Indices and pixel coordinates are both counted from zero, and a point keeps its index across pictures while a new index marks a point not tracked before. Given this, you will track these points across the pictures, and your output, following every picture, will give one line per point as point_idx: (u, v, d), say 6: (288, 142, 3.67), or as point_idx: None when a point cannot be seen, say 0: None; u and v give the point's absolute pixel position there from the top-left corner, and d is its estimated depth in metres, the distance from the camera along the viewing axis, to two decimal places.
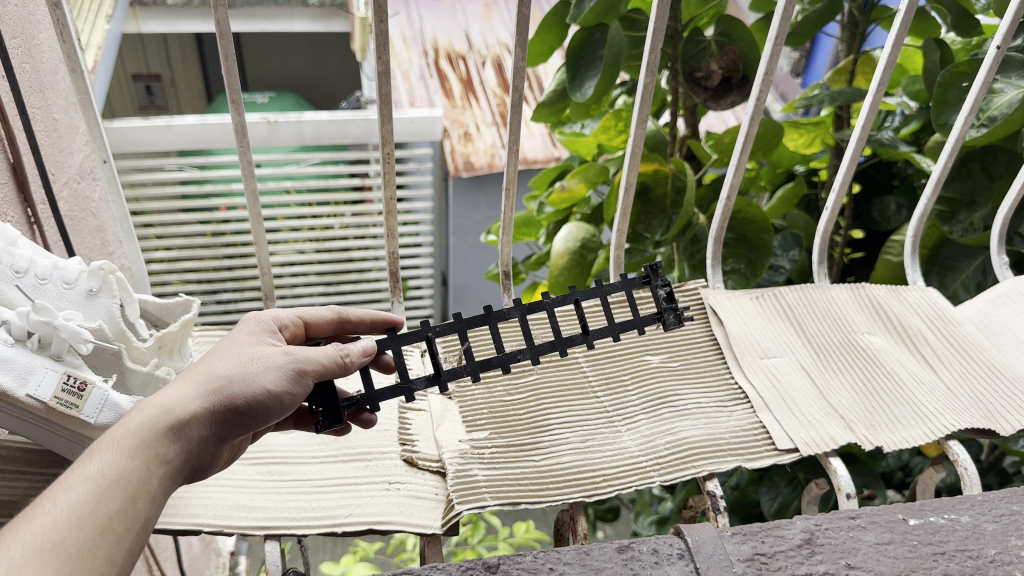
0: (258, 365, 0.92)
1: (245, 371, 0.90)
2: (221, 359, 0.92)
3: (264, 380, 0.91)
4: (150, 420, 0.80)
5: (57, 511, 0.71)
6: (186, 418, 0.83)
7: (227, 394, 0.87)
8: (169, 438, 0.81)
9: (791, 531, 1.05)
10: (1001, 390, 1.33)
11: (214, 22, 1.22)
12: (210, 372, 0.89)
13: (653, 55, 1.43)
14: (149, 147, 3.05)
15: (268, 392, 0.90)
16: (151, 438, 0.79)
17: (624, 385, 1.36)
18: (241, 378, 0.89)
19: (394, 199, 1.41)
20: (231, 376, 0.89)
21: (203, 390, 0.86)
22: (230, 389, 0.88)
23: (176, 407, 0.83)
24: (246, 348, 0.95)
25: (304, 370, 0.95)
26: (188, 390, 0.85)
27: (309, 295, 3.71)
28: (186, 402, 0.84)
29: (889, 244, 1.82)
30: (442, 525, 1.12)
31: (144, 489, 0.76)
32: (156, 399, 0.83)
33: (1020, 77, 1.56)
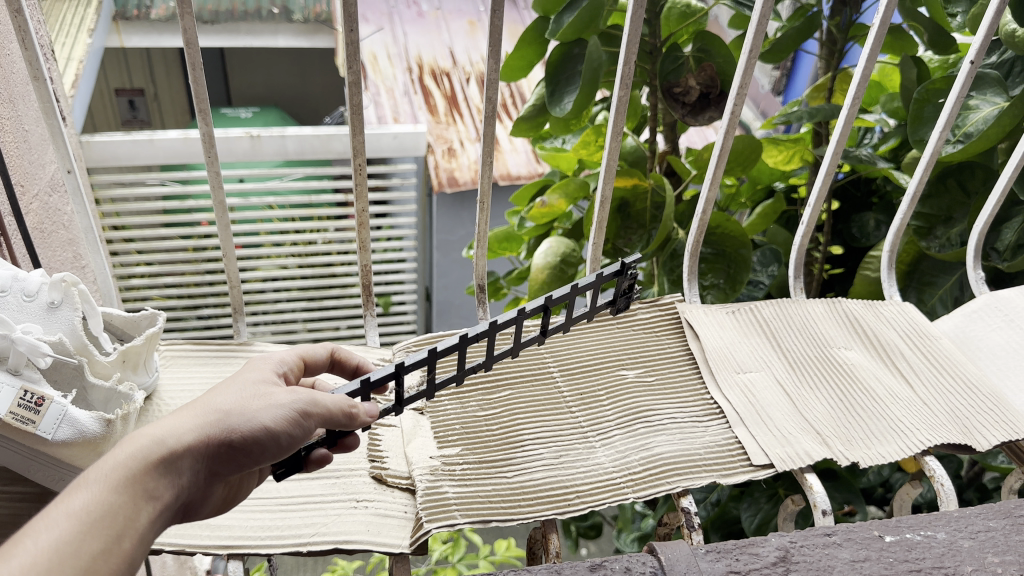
0: (261, 401, 0.83)
1: (247, 405, 0.82)
2: (222, 391, 0.83)
3: (266, 416, 0.82)
4: (139, 453, 0.72)
5: (36, 550, 0.64)
6: (179, 450, 0.74)
7: (225, 428, 0.79)
8: (160, 474, 0.73)
9: (766, 548, 1.04)
10: (977, 406, 1.32)
11: (181, 31, 1.20)
12: (209, 405, 0.80)
13: (628, 69, 1.43)
14: (130, 162, 3.02)
15: (268, 430, 0.81)
16: (139, 472, 0.71)
17: (599, 400, 1.35)
18: (241, 411, 0.81)
19: (367, 211, 1.39)
20: (229, 410, 0.80)
21: (200, 423, 0.78)
22: (229, 422, 0.79)
23: (167, 439, 0.75)
24: (250, 382, 0.86)
25: (307, 412, 0.86)
26: (184, 423, 0.77)
27: (291, 311, 3.68)
28: (180, 433, 0.76)
29: (867, 259, 1.83)
30: (410, 544, 1.10)
31: (128, 529, 0.69)
32: (148, 430, 0.75)
33: (995, 94, 1.55)
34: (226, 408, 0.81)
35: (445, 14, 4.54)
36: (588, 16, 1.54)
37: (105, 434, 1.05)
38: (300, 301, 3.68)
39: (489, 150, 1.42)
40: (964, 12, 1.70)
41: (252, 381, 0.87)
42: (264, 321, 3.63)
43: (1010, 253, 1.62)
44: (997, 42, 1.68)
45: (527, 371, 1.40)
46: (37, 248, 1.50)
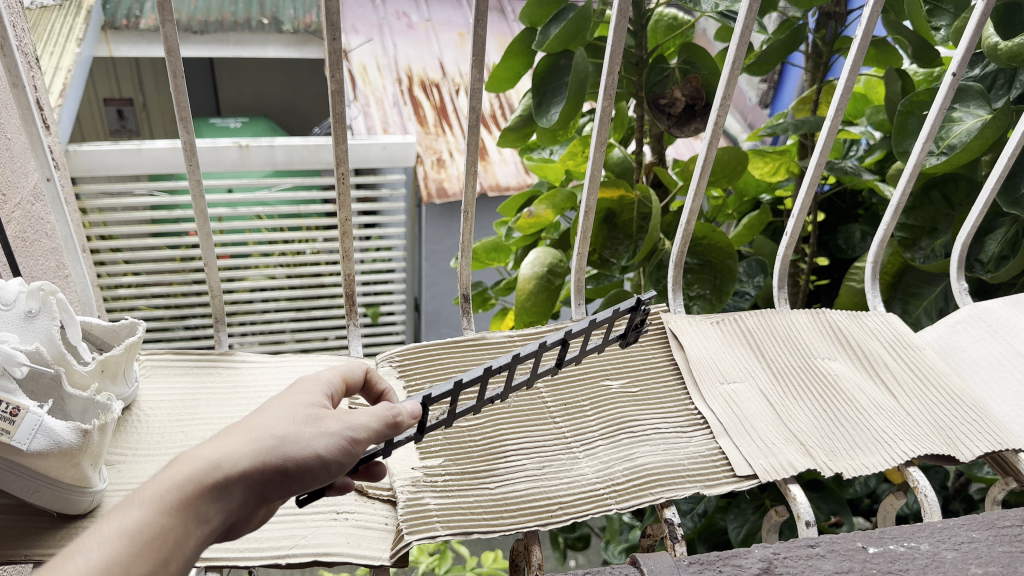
0: (314, 426, 0.80)
1: (301, 430, 0.78)
2: (274, 410, 0.79)
3: (319, 443, 0.78)
4: (195, 474, 0.69)
5: (84, 568, 0.61)
6: (234, 476, 0.71)
7: (279, 455, 0.75)
8: (215, 498, 0.69)
9: (749, 559, 1.04)
10: (960, 417, 1.32)
11: (163, 39, 1.19)
12: (264, 427, 0.76)
13: (611, 81, 1.43)
14: (118, 171, 3.01)
15: (320, 459, 0.78)
16: (195, 495, 0.68)
17: (583, 411, 1.34)
18: (295, 435, 0.77)
19: (350, 220, 1.39)
20: (283, 434, 0.76)
21: (256, 446, 0.74)
22: (283, 449, 0.75)
23: (223, 461, 0.71)
24: (299, 401, 0.82)
25: (356, 439, 0.82)
26: (238, 445, 0.73)
27: (279, 321, 3.66)
28: (235, 457, 0.72)
29: (852, 270, 1.84)
30: (390, 556, 1.09)
31: (175, 554, 0.66)
32: (201, 450, 0.71)
33: (978, 106, 1.56)
34: (279, 430, 0.77)
35: (435, 26, 4.54)
36: (574, 28, 1.54)
37: (81, 444, 1.01)
38: (288, 311, 3.67)
39: (473, 160, 1.42)
40: (947, 24, 1.72)
41: (301, 399, 0.83)
42: (252, 332, 3.62)
43: (992, 265, 1.63)
44: (979, 55, 1.69)
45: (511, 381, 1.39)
46: (18, 257, 1.48)
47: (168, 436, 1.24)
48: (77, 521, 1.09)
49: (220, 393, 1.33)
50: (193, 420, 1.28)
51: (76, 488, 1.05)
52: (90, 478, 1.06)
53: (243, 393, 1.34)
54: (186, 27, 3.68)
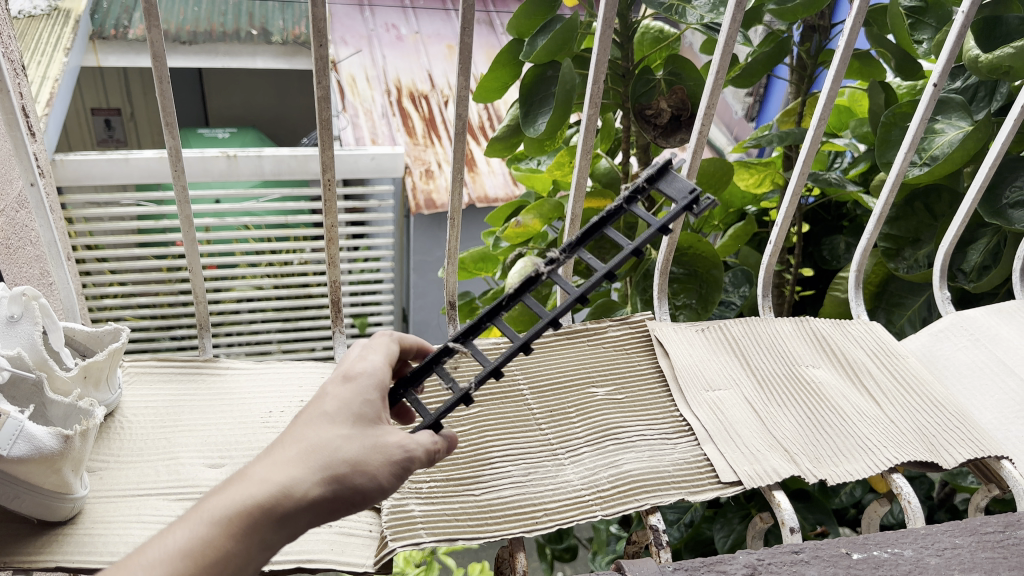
0: (374, 450, 0.77)
1: (361, 453, 0.76)
2: (339, 427, 0.77)
3: (377, 471, 0.76)
4: (267, 501, 0.68)
5: None
6: (300, 506, 0.70)
7: (343, 482, 0.73)
8: (282, 526, 0.69)
9: (733, 566, 1.04)
10: (943, 424, 1.33)
11: (149, 46, 1.19)
12: (334, 451, 0.75)
13: (596, 90, 1.44)
14: (104, 181, 3.00)
15: (378, 488, 0.75)
16: (264, 522, 0.68)
17: (568, 418, 1.34)
18: (355, 461, 0.75)
19: (337, 226, 1.39)
20: (350, 461, 0.74)
21: (322, 470, 0.73)
22: (347, 476, 0.74)
23: (293, 489, 0.70)
24: (358, 414, 0.79)
25: (409, 463, 0.79)
26: (305, 469, 0.72)
27: (266, 331, 3.65)
28: (304, 484, 0.71)
29: (836, 280, 1.85)
30: (375, 563, 1.09)
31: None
32: (267, 475, 0.71)
33: (960, 118, 1.57)
34: (340, 452, 0.75)
35: (424, 37, 4.54)
36: (561, 39, 1.55)
37: (63, 450, 1.01)
38: (275, 321, 3.65)
39: (459, 169, 1.42)
40: (930, 38, 1.73)
41: (363, 415, 0.80)
42: (239, 342, 3.60)
43: (975, 274, 1.64)
44: (961, 68, 1.70)
45: (498, 387, 1.39)
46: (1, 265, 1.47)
47: (151, 443, 1.24)
48: (59, 527, 1.08)
49: (204, 400, 1.33)
50: (177, 426, 1.27)
51: (58, 494, 1.04)
52: (71, 484, 1.05)
53: (227, 400, 1.33)
54: (175, 37, 3.68)
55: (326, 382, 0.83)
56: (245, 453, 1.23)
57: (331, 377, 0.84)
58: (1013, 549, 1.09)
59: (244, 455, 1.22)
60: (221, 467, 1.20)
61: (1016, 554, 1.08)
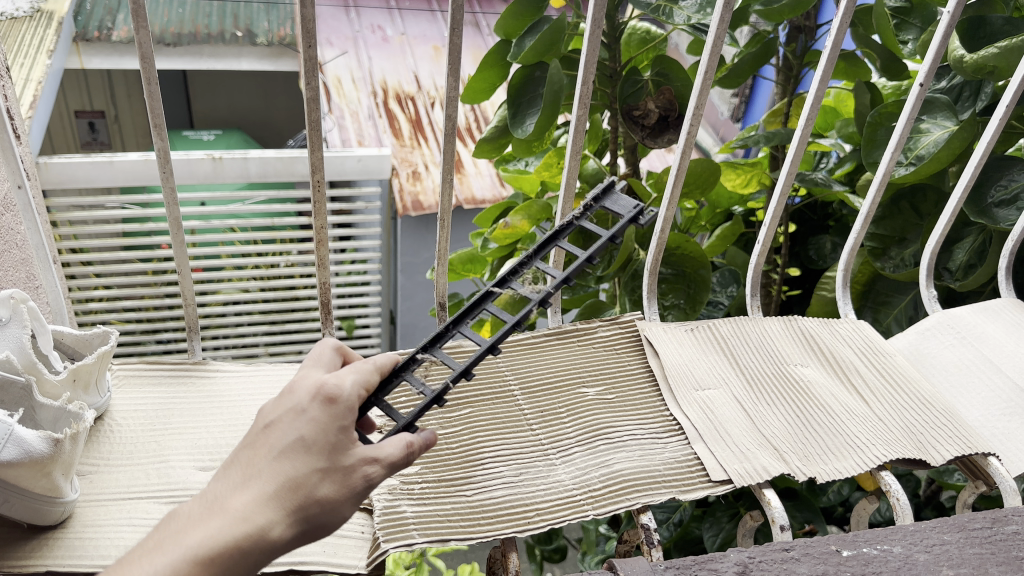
0: (345, 484, 0.79)
1: (333, 492, 0.78)
2: (316, 459, 0.78)
3: (351, 506, 0.79)
4: (241, 545, 0.72)
5: None
6: (272, 549, 0.74)
7: (319, 522, 0.77)
8: (254, 567, 0.74)
9: (725, 564, 1.05)
10: (932, 422, 1.34)
11: (137, 47, 1.19)
12: (309, 489, 0.77)
13: (587, 90, 1.44)
14: (90, 184, 2.97)
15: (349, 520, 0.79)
16: (238, 563, 0.72)
17: (559, 418, 1.34)
18: (330, 500, 0.77)
19: (327, 227, 1.39)
20: (324, 500, 0.77)
21: (295, 510, 0.76)
22: (324, 515, 0.77)
23: (267, 528, 0.74)
24: (331, 445, 0.80)
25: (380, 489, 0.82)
26: (280, 508, 0.75)
27: (253, 334, 3.63)
28: (279, 528, 0.75)
29: (823, 280, 1.86)
30: (367, 565, 1.10)
31: None
32: (241, 513, 0.75)
33: (945, 117, 1.59)
34: (315, 491, 0.77)
35: (410, 39, 4.53)
36: (549, 40, 1.55)
37: (53, 454, 1.00)
38: (261, 324, 3.64)
39: (449, 171, 1.42)
40: (915, 38, 1.74)
41: (341, 441, 0.80)
42: (226, 345, 3.58)
43: (961, 273, 1.65)
44: (946, 68, 1.72)
45: (487, 387, 1.39)
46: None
47: (141, 446, 1.23)
48: (49, 531, 1.07)
49: (195, 403, 1.32)
50: (166, 430, 1.26)
51: (48, 497, 1.03)
52: (61, 488, 1.05)
53: (217, 402, 1.33)
54: (159, 39, 3.66)
55: (301, 399, 0.82)
56: None
57: (307, 391, 0.83)
58: (1001, 544, 1.10)
59: None
60: (212, 470, 1.20)
61: (1004, 549, 1.09)
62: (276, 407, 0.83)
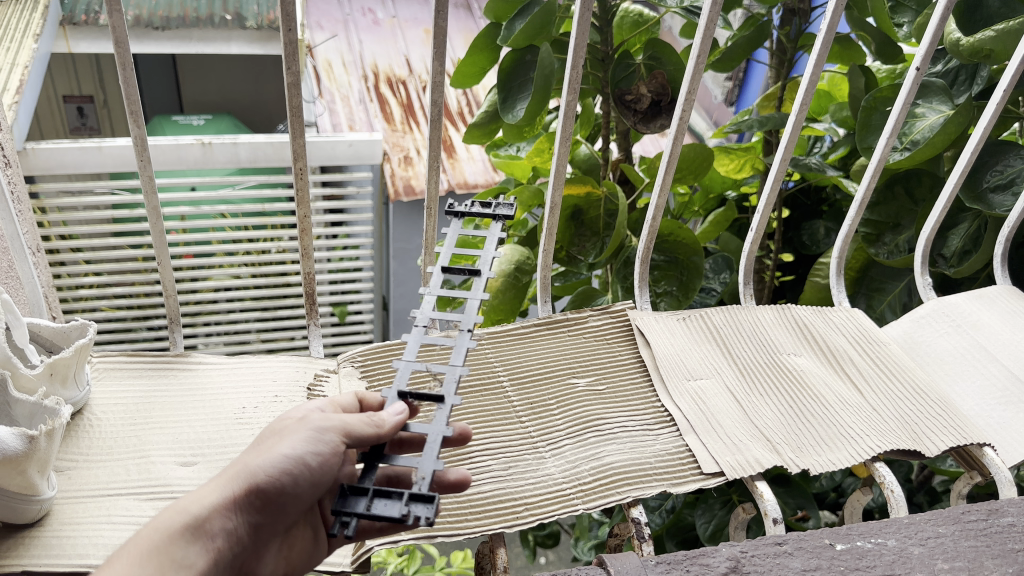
0: (275, 440, 0.85)
1: (265, 448, 0.85)
2: (246, 448, 0.87)
3: (280, 448, 0.84)
4: (172, 518, 0.79)
5: None
6: (204, 513, 0.79)
7: (247, 475, 0.82)
8: (192, 533, 0.79)
9: (717, 558, 1.03)
10: (927, 412, 1.32)
11: (111, 32, 1.16)
12: (235, 463, 0.84)
13: (576, 75, 1.41)
14: (78, 170, 2.93)
15: (286, 460, 0.82)
16: (172, 533, 0.78)
17: (549, 410, 1.32)
18: (258, 454, 0.84)
19: (310, 216, 1.36)
20: (251, 459, 0.83)
21: (224, 481, 0.82)
22: (251, 469, 0.82)
23: (198, 502, 0.81)
24: (271, 430, 0.89)
25: (325, 432, 0.86)
26: (209, 486, 0.83)
27: (244, 321, 3.60)
28: (207, 497, 0.81)
29: (817, 266, 1.84)
30: (352, 562, 1.08)
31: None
32: (187, 499, 0.82)
33: (941, 102, 1.57)
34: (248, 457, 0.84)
35: (401, 22, 4.48)
36: (540, 23, 1.52)
37: (28, 451, 0.97)
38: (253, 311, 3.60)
39: (436, 157, 1.39)
40: (910, 21, 1.73)
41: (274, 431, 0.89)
42: (216, 332, 3.55)
43: (955, 259, 1.64)
44: (942, 51, 1.70)
45: (476, 380, 1.37)
46: None
47: (121, 441, 1.21)
48: (25, 530, 1.05)
49: (177, 396, 1.30)
50: (147, 424, 1.24)
51: (24, 496, 1.01)
52: (38, 486, 1.02)
53: (199, 396, 1.30)
54: (147, 23, 3.60)
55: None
56: (218, 451, 1.20)
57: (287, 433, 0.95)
58: (996, 537, 1.08)
59: (217, 453, 1.19)
60: (193, 466, 1.17)
61: (999, 542, 1.08)
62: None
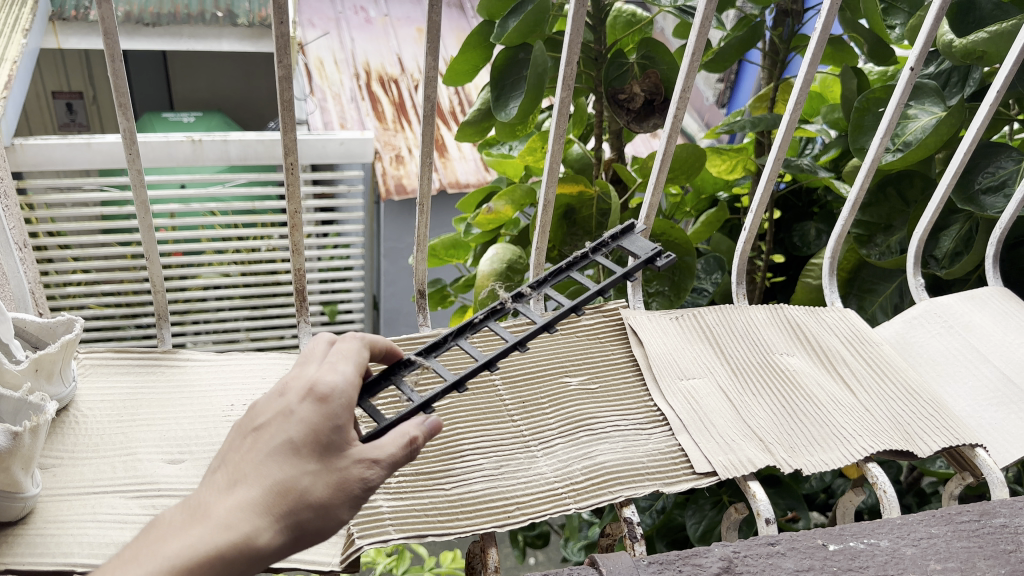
0: (337, 481, 0.75)
1: (324, 491, 0.74)
2: (304, 460, 0.75)
3: (342, 508, 0.75)
4: (225, 551, 0.68)
5: None
6: (258, 557, 0.70)
7: (307, 526, 0.73)
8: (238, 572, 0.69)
9: (710, 558, 1.02)
10: (920, 413, 1.32)
11: (99, 23, 1.14)
12: (295, 489, 0.73)
13: (570, 73, 1.39)
14: (67, 166, 2.90)
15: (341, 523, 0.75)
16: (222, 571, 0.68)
17: (541, 409, 1.32)
18: (319, 500, 0.74)
19: (300, 212, 1.35)
20: (315, 504, 0.74)
21: (282, 515, 0.72)
22: (312, 519, 0.73)
23: (254, 536, 0.70)
24: (323, 442, 0.76)
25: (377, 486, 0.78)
26: (263, 512, 0.72)
27: (234, 319, 3.58)
28: (263, 533, 0.71)
29: (808, 267, 1.84)
30: (341, 561, 1.06)
31: None
32: (237, 515, 0.71)
33: (933, 103, 1.56)
34: (305, 492, 0.74)
35: (393, 21, 4.46)
36: (533, 21, 1.51)
37: (12, 448, 0.96)
38: (243, 309, 3.59)
39: (427, 154, 1.38)
40: (902, 23, 1.72)
41: (332, 439, 0.77)
42: (206, 330, 3.53)
43: (947, 261, 1.63)
44: (934, 54, 1.70)
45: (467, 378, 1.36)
46: None
47: (107, 438, 1.19)
48: (9, 528, 1.03)
49: (164, 393, 1.29)
50: (134, 420, 1.23)
51: (8, 493, 0.99)
52: (23, 482, 1.01)
53: (187, 393, 1.29)
54: (138, 19, 3.57)
55: (293, 401, 0.79)
56: (206, 448, 1.19)
57: (298, 392, 0.79)
58: (989, 538, 1.08)
59: (206, 451, 1.18)
60: (181, 463, 1.16)
61: (992, 543, 1.07)
62: (265, 406, 0.80)
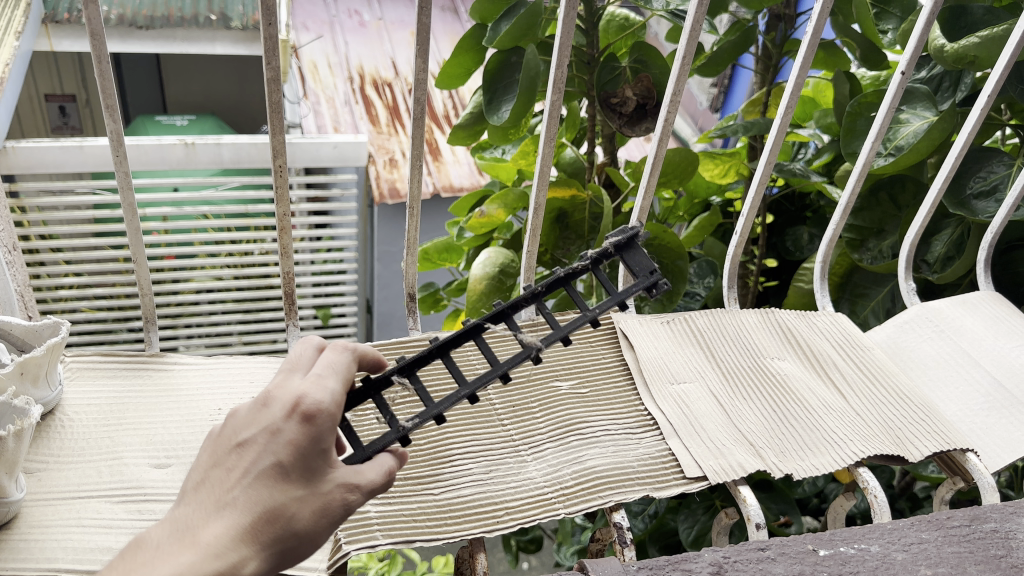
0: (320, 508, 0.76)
1: (307, 519, 0.75)
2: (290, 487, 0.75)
3: (320, 534, 0.77)
4: None
5: None
6: None
7: (288, 553, 0.74)
8: None
9: (699, 564, 1.02)
10: (910, 417, 1.32)
11: (86, 25, 1.13)
12: (281, 518, 0.74)
13: (560, 76, 1.38)
14: (58, 169, 2.89)
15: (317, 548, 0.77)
16: None
17: (531, 413, 1.31)
18: (302, 529, 0.75)
19: (289, 215, 1.34)
20: (298, 532, 0.74)
21: (267, 544, 0.73)
22: (294, 547, 0.74)
23: (240, 565, 0.70)
24: (309, 467, 0.76)
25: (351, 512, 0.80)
26: (249, 540, 0.72)
27: (226, 322, 3.56)
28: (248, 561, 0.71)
29: (800, 272, 1.84)
30: (329, 566, 1.05)
31: None
32: (224, 543, 0.71)
33: (925, 108, 1.56)
34: (290, 520, 0.74)
35: (387, 24, 4.46)
36: (525, 24, 1.50)
37: None
38: (235, 313, 3.57)
39: (418, 156, 1.38)
40: (894, 28, 1.72)
41: (317, 465, 0.77)
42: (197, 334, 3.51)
43: (939, 265, 1.64)
44: (927, 58, 1.70)
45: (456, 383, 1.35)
46: None
47: (93, 442, 1.18)
48: None
49: (151, 396, 1.28)
50: (121, 425, 1.22)
51: None
52: (5, 487, 1.00)
53: (174, 397, 1.28)
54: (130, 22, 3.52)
55: (280, 417, 0.77)
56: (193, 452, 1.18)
57: (284, 406, 0.77)
58: (979, 543, 1.08)
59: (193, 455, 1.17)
60: (167, 468, 1.15)
61: (982, 548, 1.07)
62: (249, 418, 0.78)
